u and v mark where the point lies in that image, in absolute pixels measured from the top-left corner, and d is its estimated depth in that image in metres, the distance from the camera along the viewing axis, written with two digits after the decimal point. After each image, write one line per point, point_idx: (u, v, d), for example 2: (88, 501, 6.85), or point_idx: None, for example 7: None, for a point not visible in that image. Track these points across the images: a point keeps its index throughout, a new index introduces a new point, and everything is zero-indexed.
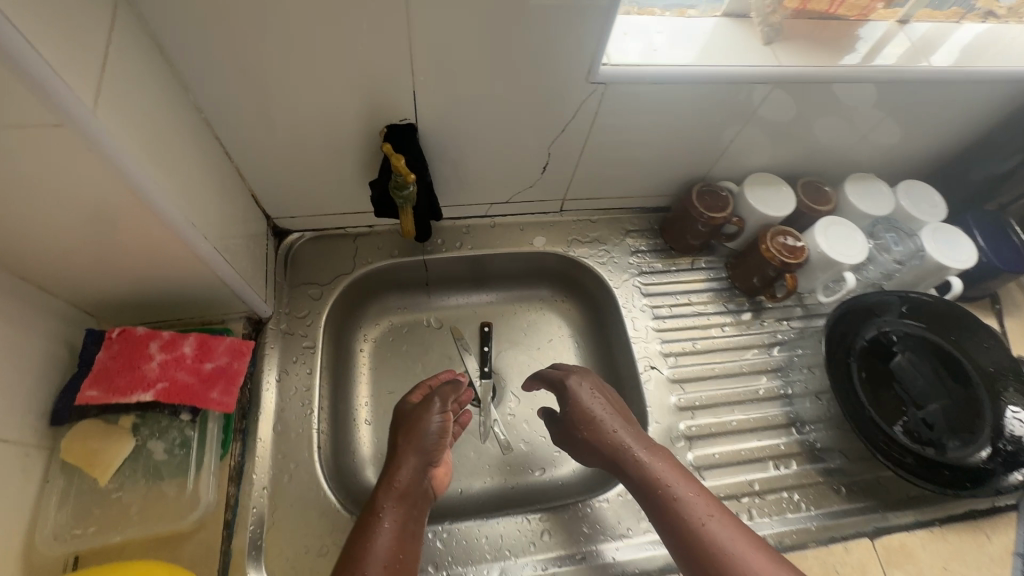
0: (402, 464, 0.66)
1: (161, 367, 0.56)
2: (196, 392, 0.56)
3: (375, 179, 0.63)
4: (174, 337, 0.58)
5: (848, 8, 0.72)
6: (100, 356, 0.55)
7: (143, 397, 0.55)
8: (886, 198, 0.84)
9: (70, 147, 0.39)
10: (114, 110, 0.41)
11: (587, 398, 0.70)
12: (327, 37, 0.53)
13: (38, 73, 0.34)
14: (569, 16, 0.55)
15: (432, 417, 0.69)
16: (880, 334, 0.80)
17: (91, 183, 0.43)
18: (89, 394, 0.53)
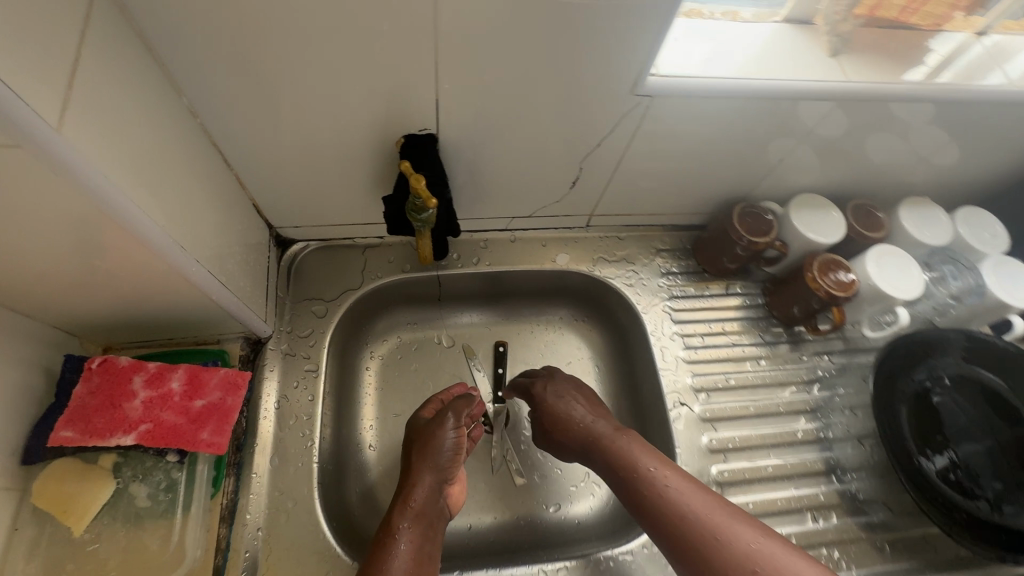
0: (417, 483, 0.62)
1: (145, 406, 0.50)
2: (184, 434, 0.51)
3: (390, 196, 0.57)
4: (161, 370, 0.52)
5: (922, 17, 0.64)
6: (78, 391, 0.50)
7: (124, 440, 0.49)
8: (944, 227, 0.76)
9: (33, 172, 0.33)
10: (89, 125, 0.35)
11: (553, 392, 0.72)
12: (340, 37, 0.46)
13: None
14: (616, 20, 0.48)
15: (446, 434, 0.65)
16: (931, 377, 0.73)
17: (62, 208, 0.37)
18: (64, 436, 0.48)
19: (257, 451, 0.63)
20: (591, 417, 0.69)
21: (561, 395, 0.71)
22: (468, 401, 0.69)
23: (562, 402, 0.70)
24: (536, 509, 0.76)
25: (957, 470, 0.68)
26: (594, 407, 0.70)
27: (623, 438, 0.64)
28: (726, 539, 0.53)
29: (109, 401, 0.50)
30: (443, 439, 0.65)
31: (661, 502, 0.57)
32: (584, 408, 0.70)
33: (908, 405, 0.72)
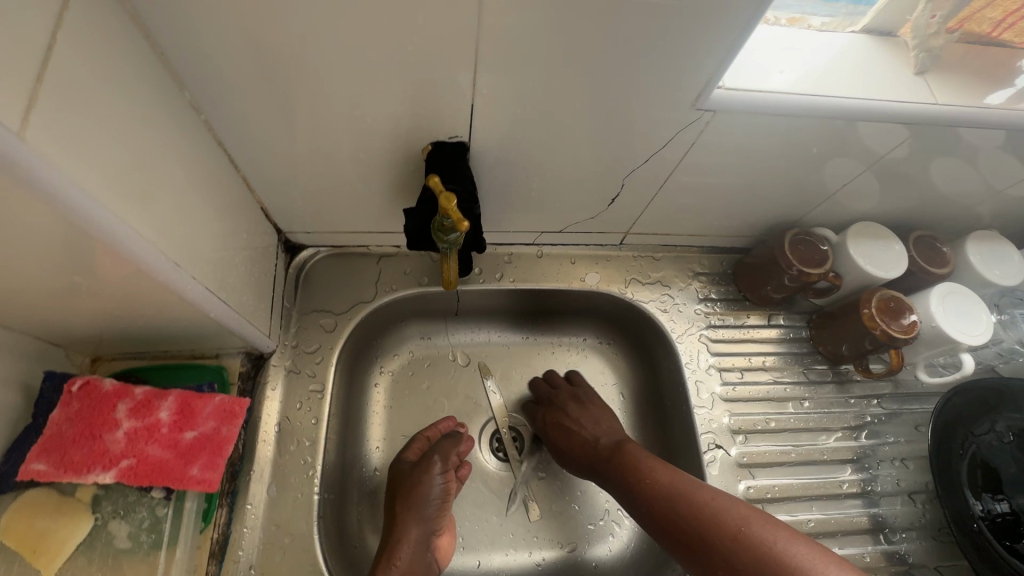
0: (402, 540, 0.59)
1: (128, 439, 0.45)
2: (171, 471, 0.45)
3: (414, 209, 0.51)
4: (149, 397, 0.46)
5: (1016, 33, 0.57)
6: (55, 416, 0.44)
7: (103, 476, 0.44)
8: (1018, 266, 0.69)
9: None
10: (64, 126, 0.29)
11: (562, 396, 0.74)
12: (367, 31, 0.41)
13: None
14: (684, 23, 0.42)
15: (434, 481, 0.62)
16: (993, 431, 0.66)
17: (31, 221, 0.31)
18: (35, 468, 0.43)
19: (254, 479, 0.58)
20: (592, 427, 0.69)
21: (561, 418, 0.70)
22: (454, 443, 0.66)
23: (561, 411, 0.71)
24: (549, 547, 0.70)
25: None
26: (598, 420, 0.70)
27: (619, 447, 0.65)
28: (715, 523, 0.53)
29: (89, 431, 0.45)
30: (430, 486, 0.62)
31: (654, 498, 0.57)
32: (586, 417, 0.70)
33: (970, 460, 0.65)
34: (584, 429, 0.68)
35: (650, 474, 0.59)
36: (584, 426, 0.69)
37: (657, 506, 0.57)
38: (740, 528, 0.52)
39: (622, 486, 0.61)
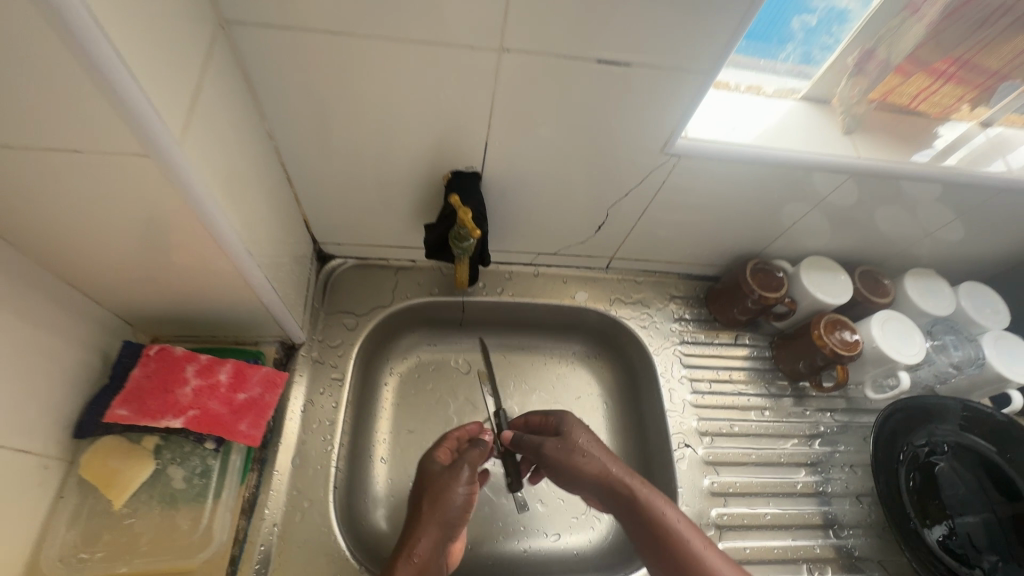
0: (421, 537, 0.58)
1: (195, 393, 0.56)
2: (225, 423, 0.56)
3: (432, 225, 0.63)
4: (211, 362, 0.58)
5: (930, 105, 0.70)
6: (135, 372, 0.55)
7: (173, 423, 0.54)
8: (948, 299, 0.80)
9: (154, 178, 0.39)
10: (200, 141, 0.41)
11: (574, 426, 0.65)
12: (408, 83, 0.53)
13: (139, 108, 0.34)
14: (654, 83, 0.54)
15: (458, 490, 0.62)
16: (929, 442, 0.75)
17: (162, 209, 0.42)
18: (119, 413, 0.53)
19: (281, 450, 0.65)
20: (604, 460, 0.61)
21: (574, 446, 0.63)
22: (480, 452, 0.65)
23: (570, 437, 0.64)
24: (534, 535, 0.78)
25: (955, 536, 0.71)
26: (608, 456, 0.62)
27: (657, 496, 0.57)
28: None
29: (163, 385, 0.56)
30: (456, 493, 0.62)
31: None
32: (597, 451, 0.62)
33: (908, 466, 0.74)
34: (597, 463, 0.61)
35: (707, 559, 0.53)
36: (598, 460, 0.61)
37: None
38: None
39: (661, 556, 0.55)
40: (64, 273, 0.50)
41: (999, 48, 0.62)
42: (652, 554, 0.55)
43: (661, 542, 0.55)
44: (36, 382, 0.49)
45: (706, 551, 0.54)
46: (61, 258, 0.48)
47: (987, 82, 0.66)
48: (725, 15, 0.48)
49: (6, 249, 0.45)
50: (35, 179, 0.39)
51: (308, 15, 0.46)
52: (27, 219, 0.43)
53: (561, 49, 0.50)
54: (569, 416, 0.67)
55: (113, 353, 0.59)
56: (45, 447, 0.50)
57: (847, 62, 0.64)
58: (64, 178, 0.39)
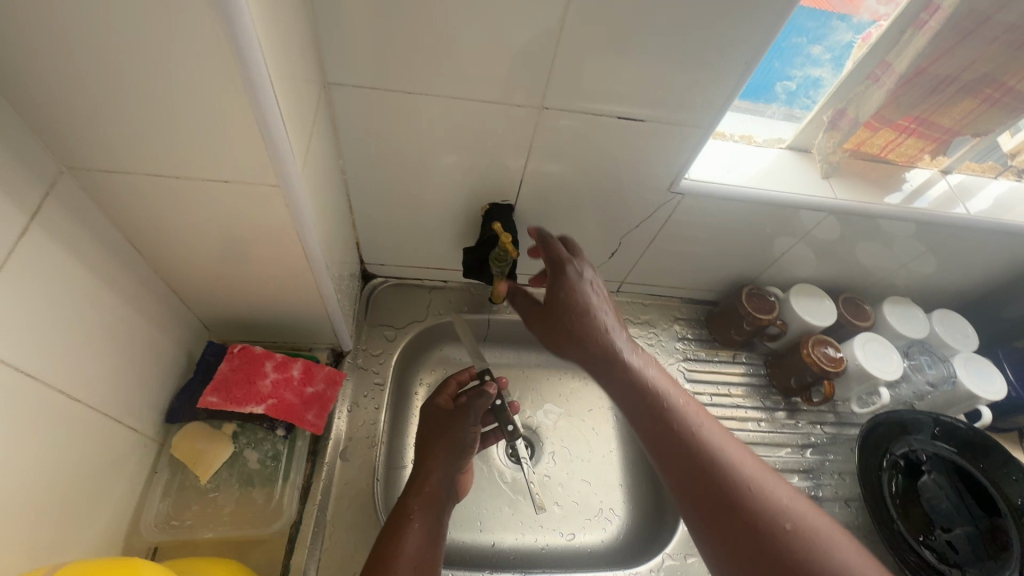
0: (434, 469, 0.71)
1: (272, 385, 0.65)
2: (297, 412, 0.65)
3: (469, 248, 0.76)
4: (285, 359, 0.67)
5: (897, 154, 0.81)
6: (222, 366, 0.64)
7: (255, 409, 0.63)
8: (922, 323, 0.90)
9: (275, 203, 0.50)
10: (308, 175, 0.52)
11: (582, 283, 0.66)
12: (461, 130, 0.65)
13: (282, 152, 0.45)
14: (664, 134, 0.66)
15: (465, 430, 0.74)
16: (909, 451, 0.84)
17: (272, 226, 0.53)
18: (210, 400, 0.62)
19: (332, 443, 0.72)
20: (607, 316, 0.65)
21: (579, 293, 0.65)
22: (487, 399, 0.76)
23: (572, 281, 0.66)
24: (551, 535, 0.85)
25: (935, 537, 0.77)
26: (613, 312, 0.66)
27: (654, 363, 0.62)
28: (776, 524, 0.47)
29: (245, 378, 0.65)
30: (462, 434, 0.74)
31: (722, 474, 0.51)
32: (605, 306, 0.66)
33: (890, 472, 0.82)
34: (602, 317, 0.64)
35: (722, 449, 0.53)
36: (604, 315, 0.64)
37: (708, 470, 0.51)
38: (784, 503, 0.49)
39: (658, 421, 0.56)
40: (174, 284, 0.61)
41: (950, 108, 0.73)
42: (642, 408, 0.58)
43: (654, 397, 0.58)
44: (145, 371, 0.59)
45: (699, 413, 0.56)
46: (178, 266, 0.58)
47: (943, 137, 0.78)
48: (721, 84, 0.61)
49: (136, 258, 0.56)
50: (182, 202, 0.50)
51: (392, 79, 0.59)
52: (161, 233, 0.53)
53: (588, 107, 0.63)
54: (583, 279, 0.66)
55: (196, 352, 0.68)
56: (147, 428, 0.60)
57: (823, 119, 0.76)
58: (203, 202, 0.50)
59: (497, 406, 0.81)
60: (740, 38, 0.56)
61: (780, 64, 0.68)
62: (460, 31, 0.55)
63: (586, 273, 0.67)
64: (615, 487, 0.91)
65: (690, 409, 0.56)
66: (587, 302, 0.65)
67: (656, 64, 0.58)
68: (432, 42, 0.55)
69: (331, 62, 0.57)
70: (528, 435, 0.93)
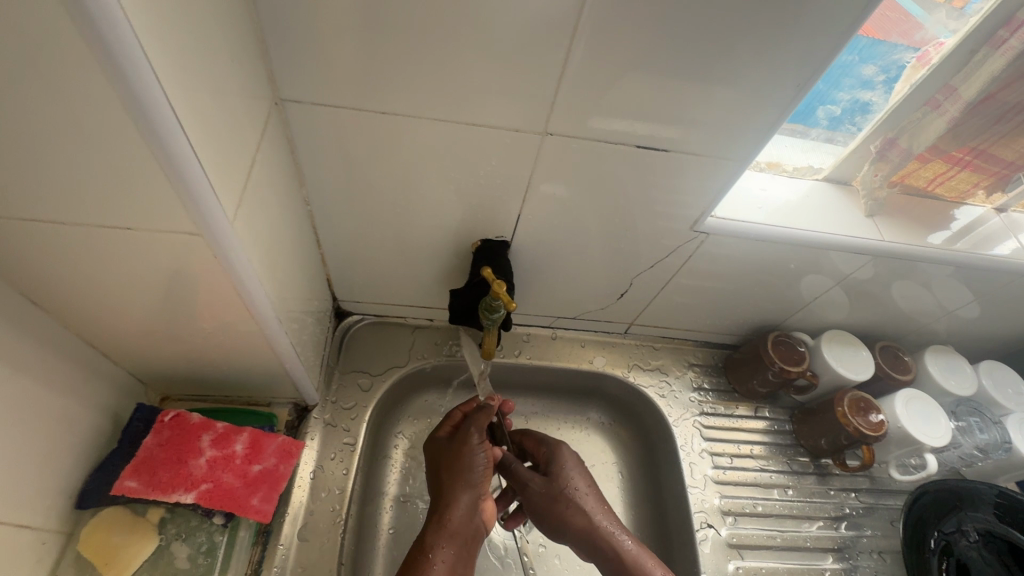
0: (453, 503, 0.62)
1: (209, 466, 0.56)
2: (238, 497, 0.56)
3: (467, 296, 0.66)
4: (228, 432, 0.58)
5: (947, 189, 0.71)
6: (148, 441, 0.55)
7: (183, 497, 0.54)
8: (969, 378, 0.80)
9: (203, 252, 0.40)
10: (245, 218, 0.42)
11: (568, 463, 0.69)
12: (446, 158, 0.55)
13: (199, 193, 0.35)
14: (686, 165, 0.56)
15: (476, 454, 0.64)
16: (959, 531, 0.72)
17: (205, 276, 0.43)
18: (128, 486, 0.53)
19: (288, 520, 0.61)
20: (590, 503, 0.67)
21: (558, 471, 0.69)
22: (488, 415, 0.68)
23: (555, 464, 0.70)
24: None
25: None
26: (599, 501, 0.68)
27: (645, 552, 0.64)
28: None
29: (176, 455, 0.56)
30: (474, 457, 0.64)
31: None
32: (589, 496, 0.68)
33: (939, 555, 0.72)
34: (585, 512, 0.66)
35: None
36: (589, 509, 0.67)
37: None
38: None
39: None
40: (90, 338, 0.50)
41: (1014, 141, 0.63)
42: None
43: None
44: (48, 449, 0.48)
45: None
46: (94, 319, 0.48)
47: (1002, 171, 0.68)
48: (761, 113, 0.51)
49: (37, 313, 0.45)
50: (83, 250, 0.40)
51: (363, 99, 0.49)
52: (64, 284, 0.43)
53: (597, 135, 0.53)
54: (567, 464, 0.70)
55: (124, 415, 0.57)
56: (47, 520, 0.48)
57: (869, 149, 0.66)
58: (113, 251, 0.40)
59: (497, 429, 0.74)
60: (789, 60, 0.46)
61: (826, 87, 0.58)
62: (445, 43, 0.45)
63: (572, 455, 0.70)
64: None
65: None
66: (573, 488, 0.68)
67: (684, 87, 0.48)
68: (412, 57, 0.46)
69: (286, 77, 0.47)
70: None
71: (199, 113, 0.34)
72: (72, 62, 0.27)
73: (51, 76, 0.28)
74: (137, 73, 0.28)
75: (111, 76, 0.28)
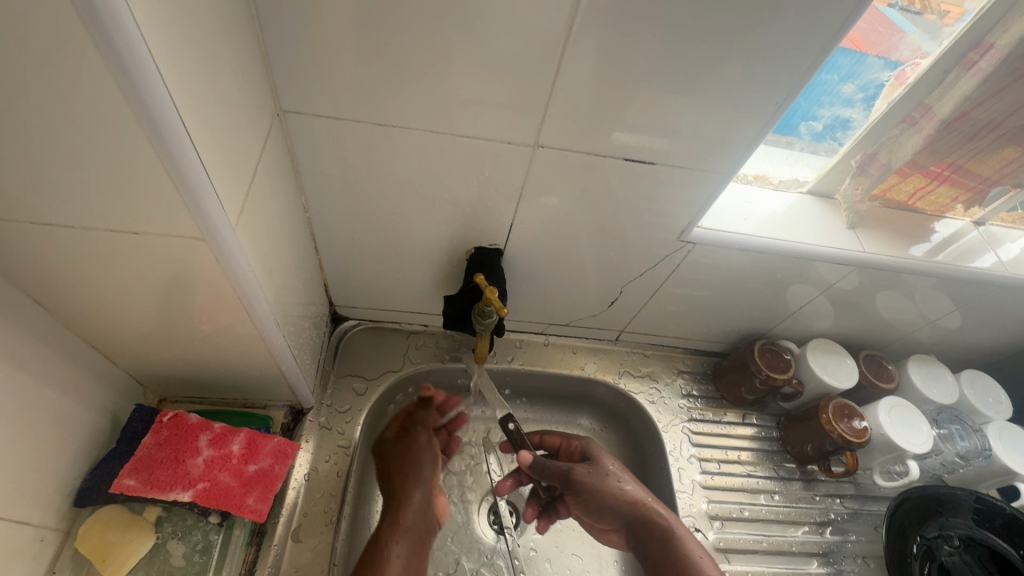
0: (407, 501, 0.69)
1: (206, 465, 0.57)
2: (234, 496, 0.57)
3: (462, 302, 0.68)
4: (225, 433, 0.60)
5: (927, 203, 0.74)
6: (147, 441, 0.57)
7: (181, 495, 0.55)
8: (950, 386, 0.82)
9: (207, 257, 0.42)
10: (247, 225, 0.44)
11: (603, 452, 0.73)
12: (441, 168, 0.57)
13: (204, 199, 0.37)
14: (671, 177, 0.59)
15: (423, 448, 0.73)
16: (941, 536, 0.74)
17: (206, 279, 0.45)
18: (127, 483, 0.54)
19: (283, 522, 0.62)
20: (627, 482, 0.69)
21: (595, 457, 0.72)
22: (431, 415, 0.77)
23: (591, 453, 0.73)
24: None
25: None
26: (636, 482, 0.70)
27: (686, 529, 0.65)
28: None
29: (173, 455, 0.57)
30: (420, 452, 0.73)
31: None
32: (624, 474, 0.70)
33: (921, 560, 0.73)
34: (622, 487, 0.69)
35: None
36: (625, 485, 0.69)
37: None
38: None
39: (675, 560, 0.62)
40: (91, 338, 0.51)
41: (989, 156, 0.65)
42: (670, 555, 0.63)
43: (679, 556, 0.62)
44: (48, 446, 0.49)
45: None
46: (97, 321, 0.49)
47: (979, 186, 0.70)
48: (744, 125, 0.53)
49: (41, 313, 0.46)
50: (90, 254, 0.41)
51: (362, 110, 0.51)
52: (69, 286, 0.44)
53: (586, 149, 0.55)
54: (603, 452, 0.73)
55: (122, 415, 0.59)
56: (46, 517, 0.50)
57: (850, 164, 0.68)
58: (117, 255, 0.42)
59: (512, 432, 0.75)
60: (769, 74, 0.49)
61: (807, 104, 0.60)
62: (441, 55, 0.47)
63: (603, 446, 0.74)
64: (611, 564, 0.78)
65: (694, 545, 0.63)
66: (609, 469, 0.70)
67: (670, 99, 0.51)
68: (407, 71, 0.48)
69: (289, 90, 0.49)
70: (514, 497, 0.81)
71: (206, 124, 0.36)
72: (90, 77, 0.29)
73: (68, 90, 0.30)
74: (148, 85, 0.30)
75: (126, 90, 0.30)
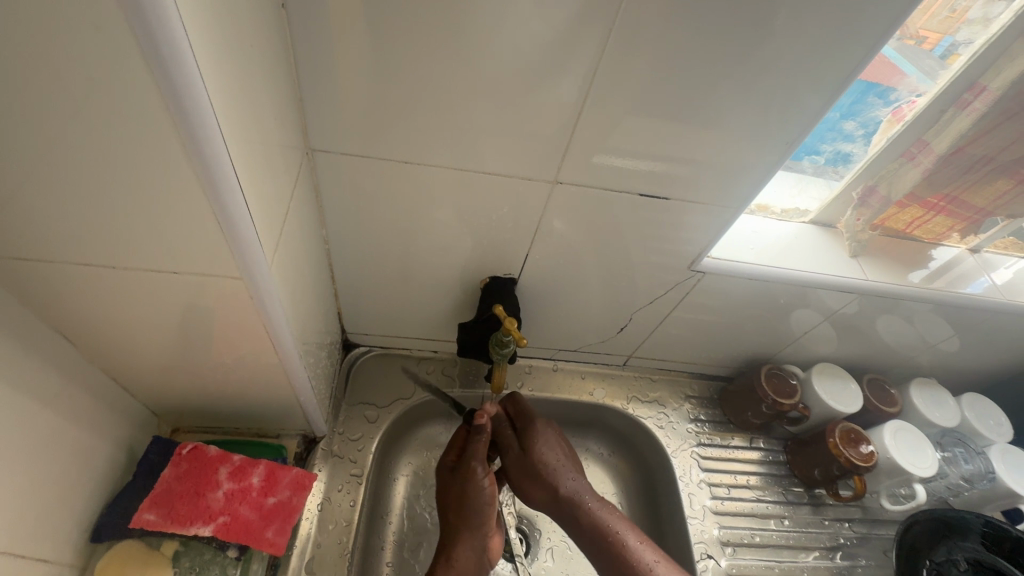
0: (457, 544, 0.65)
1: (226, 498, 0.57)
2: (253, 530, 0.57)
3: (478, 332, 0.70)
4: (244, 465, 0.60)
5: (924, 231, 0.76)
6: (167, 473, 0.57)
7: (201, 530, 0.55)
8: (952, 410, 0.84)
9: (241, 293, 0.43)
10: (279, 261, 0.45)
11: (548, 438, 0.71)
12: (459, 201, 0.58)
13: (245, 240, 0.38)
14: (681, 209, 0.61)
15: (481, 483, 0.66)
16: (949, 560, 0.74)
17: (236, 313, 0.45)
18: (146, 518, 0.53)
19: (297, 553, 0.63)
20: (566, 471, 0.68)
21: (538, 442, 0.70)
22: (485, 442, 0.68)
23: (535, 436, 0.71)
24: None
25: None
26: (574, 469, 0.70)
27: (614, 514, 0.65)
28: None
29: (193, 488, 0.57)
30: (479, 490, 0.66)
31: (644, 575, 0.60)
32: (562, 461, 0.69)
33: None
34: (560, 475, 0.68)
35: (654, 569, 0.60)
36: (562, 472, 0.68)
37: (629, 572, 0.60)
38: None
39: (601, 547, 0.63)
40: (115, 370, 0.52)
41: (983, 189, 0.68)
42: (594, 540, 0.64)
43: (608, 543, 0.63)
44: (68, 480, 0.49)
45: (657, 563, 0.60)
46: (122, 355, 0.50)
47: (974, 216, 0.73)
48: (753, 159, 0.55)
49: (67, 347, 0.47)
50: (123, 290, 0.42)
51: (389, 148, 0.52)
52: (97, 320, 0.45)
53: (600, 182, 0.57)
54: (547, 439, 0.71)
55: (137, 447, 0.58)
56: (63, 553, 0.49)
57: (852, 196, 0.71)
58: (151, 291, 0.43)
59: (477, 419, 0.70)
60: (779, 114, 0.51)
61: (812, 140, 0.63)
62: (467, 97, 0.49)
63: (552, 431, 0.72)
64: None
65: (620, 534, 0.63)
66: (550, 459, 0.69)
67: (684, 137, 0.53)
68: (433, 110, 0.50)
69: (317, 128, 0.50)
70: (525, 525, 0.81)
71: (251, 169, 0.37)
72: (150, 129, 0.31)
73: (127, 140, 0.31)
74: (206, 137, 0.32)
75: (183, 142, 0.31)
